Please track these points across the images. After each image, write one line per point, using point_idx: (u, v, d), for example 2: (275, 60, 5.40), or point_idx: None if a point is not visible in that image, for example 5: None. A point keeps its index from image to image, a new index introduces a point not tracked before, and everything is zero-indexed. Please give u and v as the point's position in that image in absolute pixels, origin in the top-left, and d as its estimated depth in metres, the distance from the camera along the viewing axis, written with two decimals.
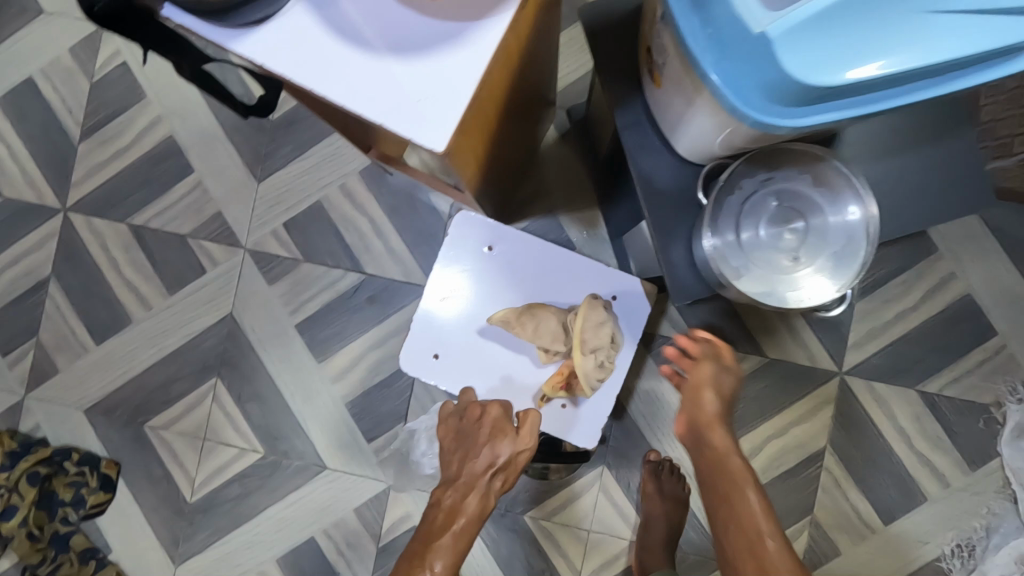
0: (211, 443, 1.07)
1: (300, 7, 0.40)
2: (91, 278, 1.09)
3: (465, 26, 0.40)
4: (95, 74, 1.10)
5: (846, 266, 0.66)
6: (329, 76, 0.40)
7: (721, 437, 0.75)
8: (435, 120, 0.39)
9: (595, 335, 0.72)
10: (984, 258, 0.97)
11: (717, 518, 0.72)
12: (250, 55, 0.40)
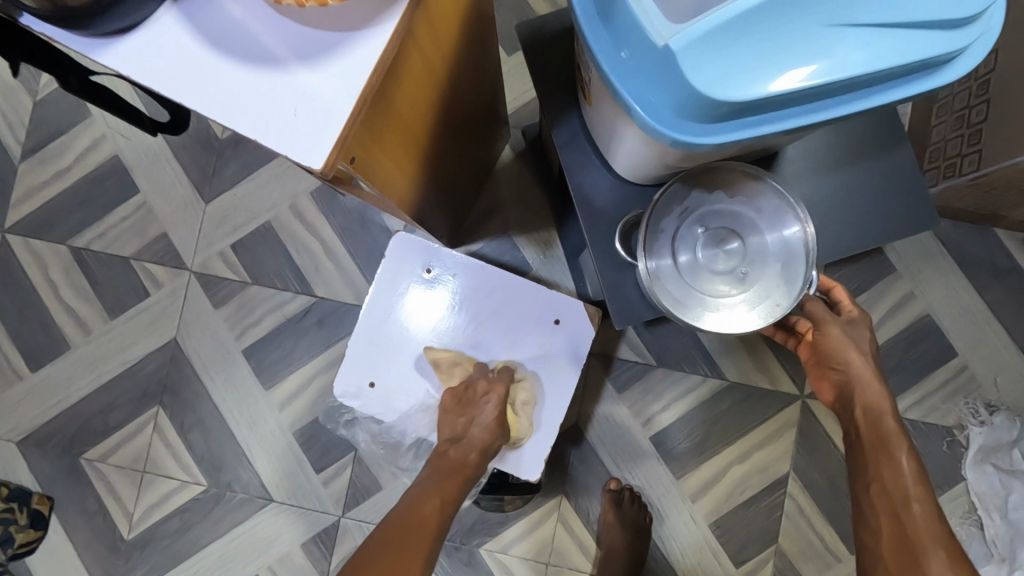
0: (150, 475, 1.02)
1: (169, 17, 0.38)
2: (27, 302, 1.04)
3: (344, 37, 0.38)
4: (38, 92, 1.07)
5: (799, 267, 0.63)
6: (200, 89, 0.38)
7: (875, 393, 0.67)
8: (314, 135, 0.38)
9: (525, 392, 0.73)
10: (941, 277, 0.96)
11: (859, 481, 0.65)
12: (114, 66, 0.38)
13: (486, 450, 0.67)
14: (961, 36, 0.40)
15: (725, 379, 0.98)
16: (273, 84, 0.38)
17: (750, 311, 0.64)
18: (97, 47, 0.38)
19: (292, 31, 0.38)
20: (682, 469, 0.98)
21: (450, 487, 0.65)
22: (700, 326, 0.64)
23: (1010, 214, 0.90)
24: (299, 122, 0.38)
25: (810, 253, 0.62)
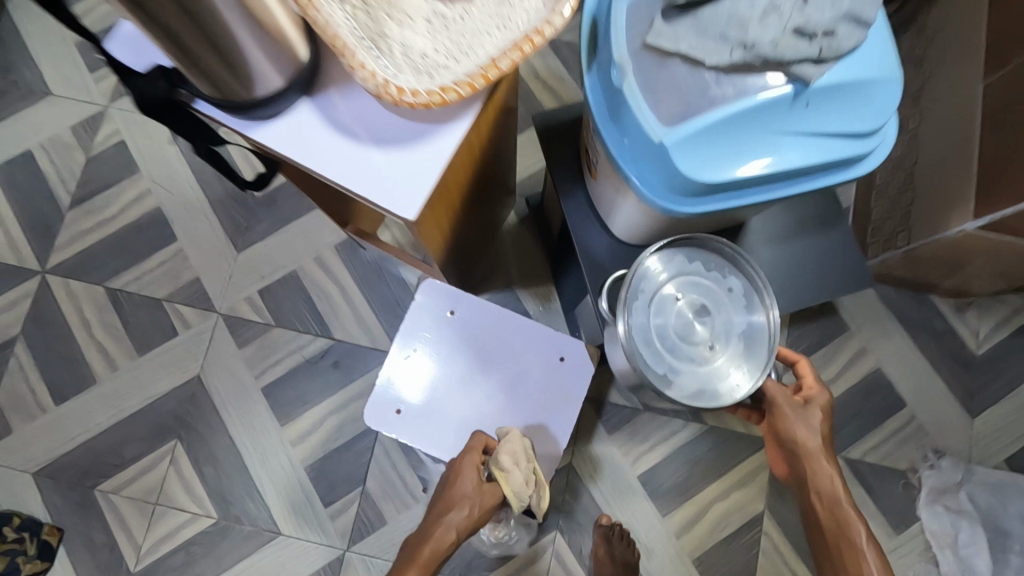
0: (162, 507, 1.06)
1: (306, 107, 0.51)
2: (59, 339, 1.11)
3: (435, 127, 0.50)
4: (92, 150, 1.19)
5: (761, 348, 0.70)
6: (322, 159, 0.50)
7: (825, 476, 0.77)
8: (408, 195, 0.50)
9: (511, 455, 0.74)
10: (888, 336, 1.11)
11: (821, 553, 0.78)
12: (261, 141, 0.50)
13: (461, 532, 0.72)
14: (868, 143, 0.55)
15: (704, 424, 1.08)
16: (378, 158, 0.50)
17: (713, 382, 0.70)
18: (264, 119, 0.50)
19: (390, 122, 0.51)
20: (668, 507, 1.06)
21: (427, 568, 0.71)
22: (668, 391, 0.69)
23: (942, 282, 1.06)
24: (397, 186, 0.50)
25: (773, 336, 0.70)
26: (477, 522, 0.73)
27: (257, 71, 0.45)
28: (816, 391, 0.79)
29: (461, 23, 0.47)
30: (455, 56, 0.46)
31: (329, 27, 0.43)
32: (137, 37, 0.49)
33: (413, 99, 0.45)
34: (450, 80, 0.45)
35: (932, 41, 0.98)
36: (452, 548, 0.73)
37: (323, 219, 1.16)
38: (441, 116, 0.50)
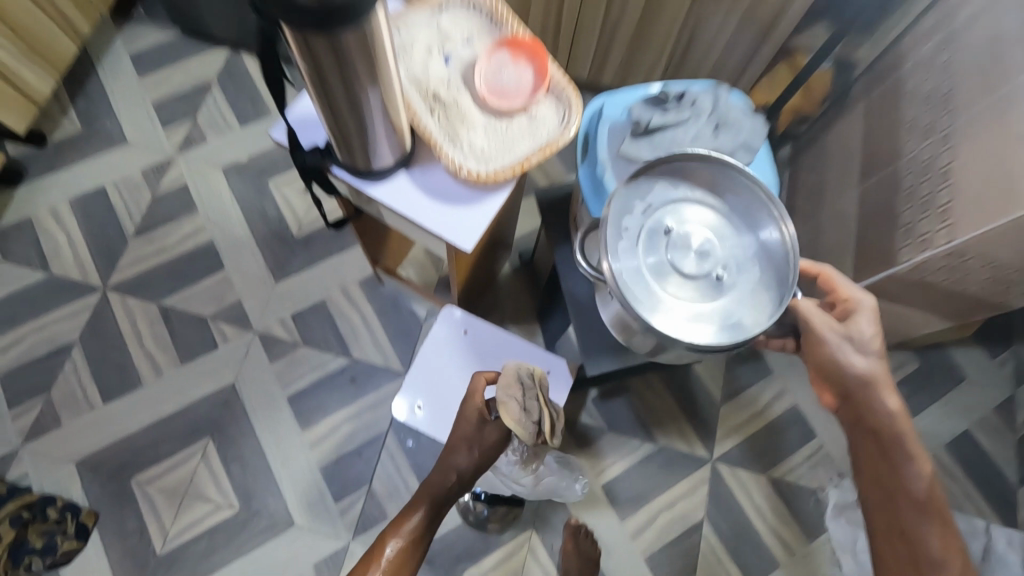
0: (190, 499, 1.21)
1: (403, 174, 0.74)
2: (113, 346, 1.29)
3: (489, 192, 0.74)
4: (158, 191, 1.42)
5: (772, 264, 0.73)
6: (412, 208, 0.73)
7: (879, 403, 0.77)
8: (470, 236, 0.72)
9: (507, 387, 0.83)
10: (802, 379, 1.39)
11: (865, 475, 0.81)
12: (370, 195, 0.73)
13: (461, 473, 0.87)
14: None
15: (657, 444, 1.32)
16: (451, 210, 0.73)
17: (737, 309, 0.71)
18: (370, 182, 0.73)
19: (459, 187, 0.74)
20: (626, 513, 1.27)
21: (434, 509, 0.87)
22: (690, 325, 0.69)
23: None
24: (462, 230, 0.72)
25: (787, 245, 0.72)
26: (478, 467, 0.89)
27: (377, 155, 0.69)
28: (857, 302, 0.79)
29: (509, 131, 0.74)
30: (503, 153, 0.73)
31: (427, 132, 0.72)
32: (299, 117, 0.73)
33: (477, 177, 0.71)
34: (501, 168, 0.72)
35: (826, 157, 1.32)
36: (456, 493, 0.88)
37: (350, 259, 1.39)
38: (495, 185, 0.73)
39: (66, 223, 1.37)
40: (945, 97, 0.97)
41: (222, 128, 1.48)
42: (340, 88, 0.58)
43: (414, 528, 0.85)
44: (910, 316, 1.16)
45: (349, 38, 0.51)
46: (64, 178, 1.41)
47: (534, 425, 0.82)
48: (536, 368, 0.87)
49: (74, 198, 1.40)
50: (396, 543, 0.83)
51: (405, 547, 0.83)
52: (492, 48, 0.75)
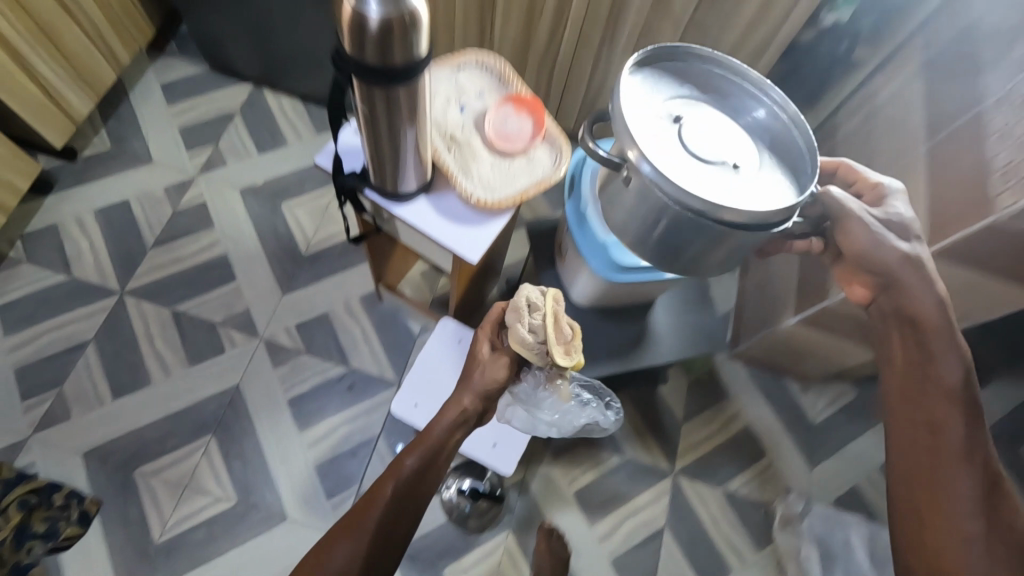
0: (190, 491, 1.29)
1: (423, 199, 0.90)
2: (126, 346, 1.39)
3: (493, 216, 0.89)
4: (179, 206, 1.55)
5: (776, 150, 0.85)
6: (430, 226, 0.88)
7: (919, 285, 0.84)
8: (476, 249, 0.87)
9: (517, 307, 0.80)
10: (753, 403, 1.56)
11: (895, 373, 0.87)
12: (396, 213, 0.88)
13: (477, 395, 0.83)
14: None
15: (625, 456, 1.46)
16: (460, 229, 0.88)
17: (763, 189, 0.79)
18: (397, 203, 0.88)
19: (469, 211, 0.90)
20: (595, 518, 1.39)
21: (452, 432, 0.82)
22: (725, 197, 0.76)
23: (791, 366, 1.53)
24: (470, 244, 0.87)
25: (795, 129, 0.84)
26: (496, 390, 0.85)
27: (404, 182, 0.85)
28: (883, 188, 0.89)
29: (512, 168, 0.91)
30: (507, 184, 0.89)
31: (446, 165, 0.88)
32: (342, 149, 0.89)
33: (486, 202, 0.87)
34: (504, 195, 0.88)
35: None
36: (476, 415, 0.85)
37: (353, 277, 1.53)
38: (498, 211, 0.89)
39: (90, 231, 1.49)
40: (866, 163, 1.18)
41: (242, 154, 1.63)
42: (384, 125, 0.72)
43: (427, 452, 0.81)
44: (843, 347, 1.35)
45: (402, 94, 0.67)
46: (91, 190, 1.54)
47: (541, 345, 0.78)
48: (551, 289, 0.80)
49: (99, 208, 1.52)
50: (411, 464, 0.80)
51: (418, 469, 0.80)
52: (500, 102, 0.92)
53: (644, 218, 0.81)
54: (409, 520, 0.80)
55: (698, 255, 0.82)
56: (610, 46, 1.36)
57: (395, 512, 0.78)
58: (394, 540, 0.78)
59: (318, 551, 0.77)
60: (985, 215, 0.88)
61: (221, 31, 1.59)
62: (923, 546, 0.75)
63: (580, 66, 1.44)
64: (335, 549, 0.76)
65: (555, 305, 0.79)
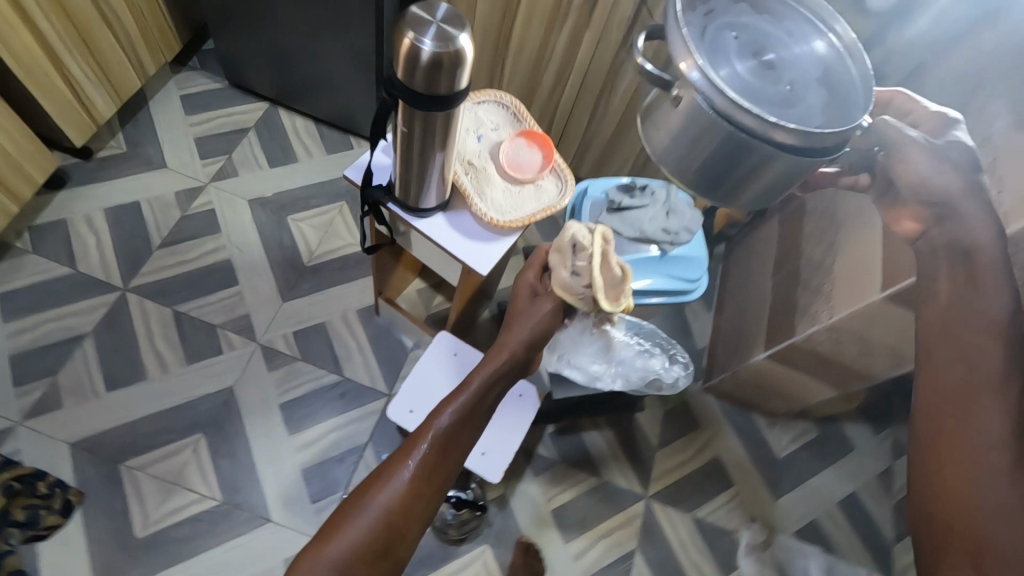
0: (176, 487, 1.31)
1: (440, 215, 0.99)
2: (125, 341, 1.42)
3: (502, 235, 0.99)
4: (188, 210, 1.61)
5: (835, 75, 0.81)
6: (445, 239, 0.97)
7: (978, 210, 0.68)
8: (486, 263, 0.96)
9: (561, 249, 0.88)
10: (723, 435, 1.65)
11: (936, 312, 0.69)
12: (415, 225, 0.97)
13: (520, 346, 0.83)
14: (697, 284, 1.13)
15: (601, 478, 1.52)
16: (472, 244, 0.97)
17: (817, 112, 0.76)
18: (416, 217, 0.97)
19: (481, 229, 0.99)
20: (570, 536, 1.44)
21: (495, 382, 0.78)
22: (777, 114, 0.73)
23: (759, 402, 1.64)
24: (481, 258, 0.96)
25: (855, 58, 0.81)
26: (536, 339, 0.85)
27: (426, 198, 0.94)
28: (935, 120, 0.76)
29: (522, 194, 1.01)
30: (517, 207, 0.99)
31: (464, 186, 0.98)
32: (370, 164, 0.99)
33: (497, 221, 0.96)
34: (514, 217, 0.97)
35: (749, 254, 1.67)
36: (514, 370, 0.82)
37: (352, 290, 1.60)
38: (507, 231, 0.99)
39: (98, 228, 1.53)
40: (831, 217, 1.33)
41: (253, 167, 1.71)
42: (419, 145, 0.82)
43: (470, 400, 0.75)
44: (807, 384, 1.45)
45: (440, 118, 0.76)
46: (103, 189, 1.59)
47: (586, 284, 0.85)
48: (597, 229, 0.86)
49: (109, 207, 1.57)
50: (450, 413, 0.72)
51: (462, 413, 0.73)
52: (515, 135, 1.03)
53: (689, 147, 0.81)
54: (450, 473, 0.70)
55: (743, 186, 0.82)
56: (607, 97, 1.50)
57: (437, 460, 0.69)
58: (435, 493, 0.68)
59: (339, 510, 0.64)
60: None
61: (245, 52, 1.69)
62: (940, 484, 0.62)
63: (579, 112, 1.57)
64: (364, 501, 0.64)
65: (604, 243, 0.84)
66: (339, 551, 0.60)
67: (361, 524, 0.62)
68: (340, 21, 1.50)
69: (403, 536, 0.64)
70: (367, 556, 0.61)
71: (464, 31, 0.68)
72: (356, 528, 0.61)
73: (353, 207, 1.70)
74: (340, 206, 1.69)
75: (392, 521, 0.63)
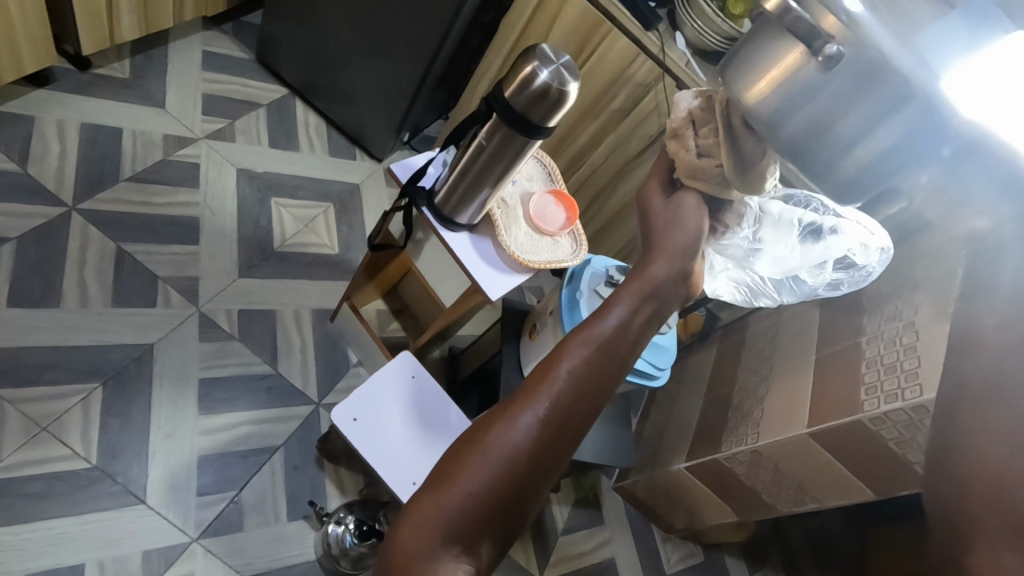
0: (47, 435, 1.14)
1: (464, 233, 1.04)
2: (51, 260, 1.28)
3: (514, 271, 1.05)
4: (171, 156, 1.53)
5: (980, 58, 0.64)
6: (465, 256, 1.02)
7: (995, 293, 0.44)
8: (494, 290, 1.01)
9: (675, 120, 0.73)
10: (621, 539, 1.69)
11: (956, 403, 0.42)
12: (440, 233, 1.02)
13: (669, 261, 0.63)
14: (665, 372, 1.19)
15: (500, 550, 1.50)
16: (485, 269, 1.02)
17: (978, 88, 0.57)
18: (444, 227, 1.01)
19: (496, 259, 1.05)
20: None
21: (638, 311, 0.60)
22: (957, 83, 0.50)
23: (662, 514, 1.70)
24: (492, 284, 1.01)
25: None
26: (692, 250, 0.65)
27: (462, 215, 0.99)
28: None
29: (540, 241, 1.08)
30: (534, 250, 1.06)
31: (495, 213, 1.04)
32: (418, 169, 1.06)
33: (516, 254, 1.02)
34: (531, 256, 1.04)
35: (685, 373, 1.81)
36: (665, 292, 0.62)
37: (313, 290, 1.54)
38: (519, 268, 1.05)
39: (67, 140, 1.42)
40: (768, 354, 1.50)
41: (252, 140, 1.67)
42: (482, 161, 0.88)
43: (609, 333, 0.58)
44: (710, 502, 1.54)
45: (518, 142, 0.84)
46: (88, 104, 1.49)
47: (713, 162, 0.69)
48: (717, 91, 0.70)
49: (87, 124, 1.47)
50: (575, 358, 0.56)
51: (595, 353, 0.57)
52: (546, 192, 1.11)
53: (818, 88, 0.57)
54: (579, 428, 0.56)
55: (847, 148, 0.58)
56: (609, 193, 1.65)
57: (562, 413, 0.54)
58: (562, 451, 0.54)
59: (446, 461, 0.54)
60: (852, 413, 1.13)
61: (288, 35, 1.72)
62: (973, 475, 0.39)
63: (576, 198, 1.71)
64: (469, 464, 0.52)
65: (728, 110, 0.68)
66: (439, 524, 0.49)
67: (470, 484, 0.51)
68: (393, 44, 1.58)
69: (520, 501, 0.52)
70: (481, 524, 0.50)
71: (576, 81, 0.79)
72: (462, 490, 0.50)
73: (339, 212, 1.68)
74: (327, 206, 1.68)
75: (504, 486, 0.51)
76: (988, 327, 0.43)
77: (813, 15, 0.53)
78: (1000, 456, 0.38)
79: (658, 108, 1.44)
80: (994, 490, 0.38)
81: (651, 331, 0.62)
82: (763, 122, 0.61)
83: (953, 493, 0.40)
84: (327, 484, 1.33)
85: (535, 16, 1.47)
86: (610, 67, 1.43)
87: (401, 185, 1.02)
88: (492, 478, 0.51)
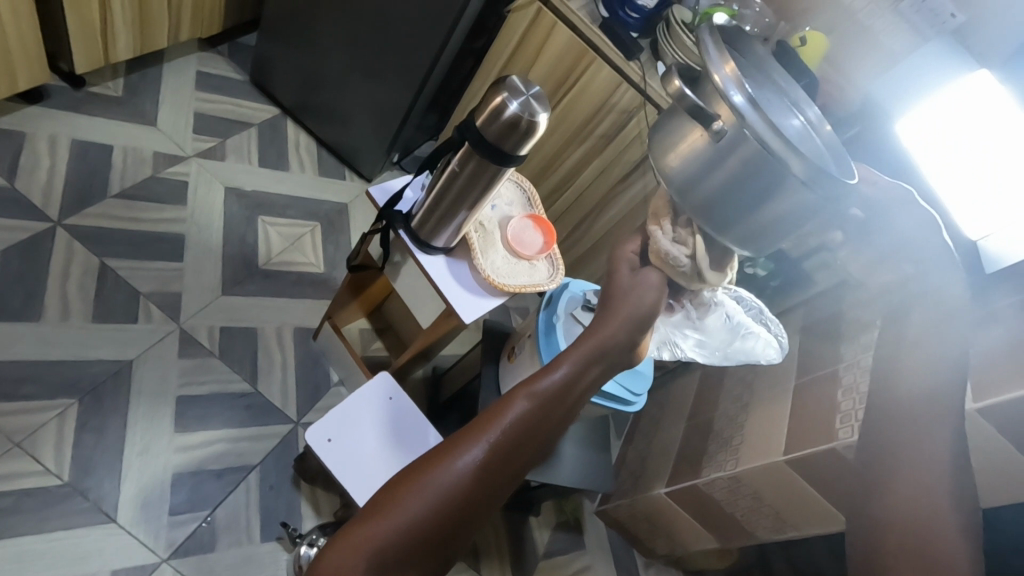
0: (19, 450, 1.13)
1: (441, 257, 1.05)
2: (32, 275, 1.29)
3: (489, 296, 1.06)
4: (160, 173, 1.55)
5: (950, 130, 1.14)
6: (440, 281, 1.03)
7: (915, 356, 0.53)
8: (470, 313, 1.02)
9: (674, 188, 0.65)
10: (602, 565, 1.67)
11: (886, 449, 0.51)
12: (417, 256, 1.03)
13: (625, 325, 0.61)
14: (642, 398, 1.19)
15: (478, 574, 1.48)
16: (461, 294, 1.03)
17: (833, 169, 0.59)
18: (421, 250, 1.03)
19: (472, 284, 1.06)
20: None
21: (587, 370, 0.59)
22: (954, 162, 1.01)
23: (644, 540, 1.68)
24: (467, 309, 1.02)
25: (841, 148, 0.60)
26: (648, 318, 0.62)
27: (437, 239, 1.01)
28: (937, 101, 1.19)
29: (516, 265, 1.09)
30: (510, 275, 1.06)
31: (471, 238, 1.05)
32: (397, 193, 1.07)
33: (492, 279, 1.03)
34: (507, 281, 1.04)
35: (667, 399, 1.81)
36: (616, 353, 0.61)
37: (297, 308, 1.55)
38: (496, 293, 1.06)
39: (55, 156, 1.44)
40: (749, 380, 1.50)
41: (242, 158, 1.69)
42: (454, 187, 0.90)
43: (554, 387, 0.58)
44: (691, 529, 1.53)
45: (490, 170, 0.86)
46: (79, 121, 1.51)
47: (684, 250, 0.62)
48: None
49: (77, 141, 1.49)
50: (521, 410, 0.56)
51: (538, 407, 0.57)
52: (524, 216, 1.12)
53: (716, 166, 0.55)
54: (516, 476, 0.56)
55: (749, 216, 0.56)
56: (593, 218, 1.67)
57: (499, 461, 0.54)
58: (496, 497, 0.55)
59: (380, 494, 0.53)
60: (828, 441, 1.12)
61: (282, 58, 1.75)
62: (894, 511, 0.48)
63: (562, 222, 1.73)
64: (401, 504, 0.51)
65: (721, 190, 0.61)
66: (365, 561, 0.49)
67: (398, 521, 0.50)
68: (384, 67, 1.61)
69: (446, 544, 0.52)
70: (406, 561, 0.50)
71: (545, 111, 0.81)
72: (387, 529, 0.50)
73: (326, 231, 1.70)
74: (316, 225, 1.69)
75: (434, 528, 0.51)
76: (909, 394, 0.52)
77: (708, 102, 0.53)
78: (917, 498, 0.48)
79: (641, 135, 1.47)
80: (911, 527, 0.47)
81: (595, 389, 0.61)
82: (677, 188, 0.58)
83: (872, 527, 0.49)
84: (302, 505, 1.32)
85: (522, 45, 1.49)
86: (593, 97, 1.46)
87: (378, 209, 1.03)
88: (422, 518, 0.51)
